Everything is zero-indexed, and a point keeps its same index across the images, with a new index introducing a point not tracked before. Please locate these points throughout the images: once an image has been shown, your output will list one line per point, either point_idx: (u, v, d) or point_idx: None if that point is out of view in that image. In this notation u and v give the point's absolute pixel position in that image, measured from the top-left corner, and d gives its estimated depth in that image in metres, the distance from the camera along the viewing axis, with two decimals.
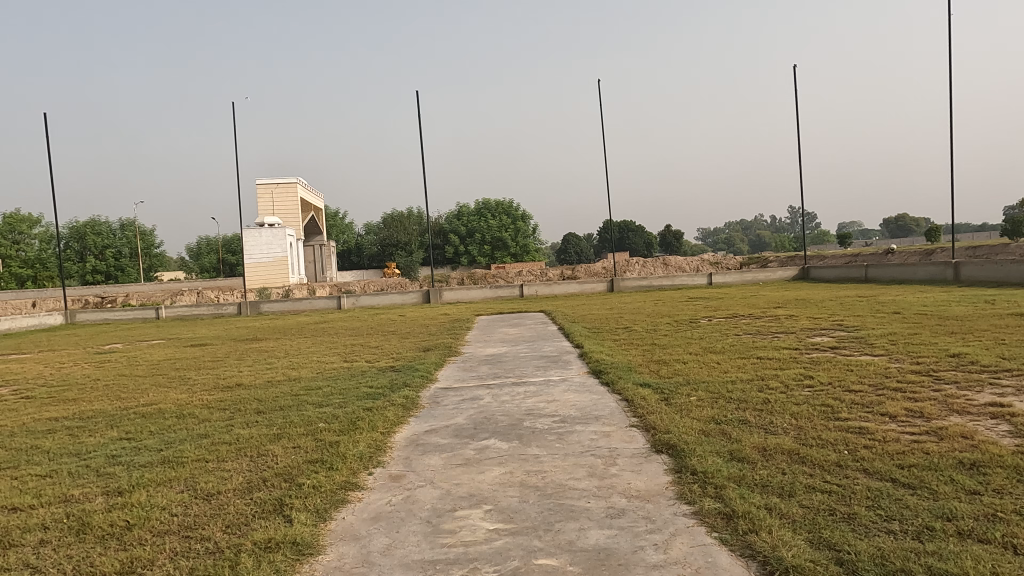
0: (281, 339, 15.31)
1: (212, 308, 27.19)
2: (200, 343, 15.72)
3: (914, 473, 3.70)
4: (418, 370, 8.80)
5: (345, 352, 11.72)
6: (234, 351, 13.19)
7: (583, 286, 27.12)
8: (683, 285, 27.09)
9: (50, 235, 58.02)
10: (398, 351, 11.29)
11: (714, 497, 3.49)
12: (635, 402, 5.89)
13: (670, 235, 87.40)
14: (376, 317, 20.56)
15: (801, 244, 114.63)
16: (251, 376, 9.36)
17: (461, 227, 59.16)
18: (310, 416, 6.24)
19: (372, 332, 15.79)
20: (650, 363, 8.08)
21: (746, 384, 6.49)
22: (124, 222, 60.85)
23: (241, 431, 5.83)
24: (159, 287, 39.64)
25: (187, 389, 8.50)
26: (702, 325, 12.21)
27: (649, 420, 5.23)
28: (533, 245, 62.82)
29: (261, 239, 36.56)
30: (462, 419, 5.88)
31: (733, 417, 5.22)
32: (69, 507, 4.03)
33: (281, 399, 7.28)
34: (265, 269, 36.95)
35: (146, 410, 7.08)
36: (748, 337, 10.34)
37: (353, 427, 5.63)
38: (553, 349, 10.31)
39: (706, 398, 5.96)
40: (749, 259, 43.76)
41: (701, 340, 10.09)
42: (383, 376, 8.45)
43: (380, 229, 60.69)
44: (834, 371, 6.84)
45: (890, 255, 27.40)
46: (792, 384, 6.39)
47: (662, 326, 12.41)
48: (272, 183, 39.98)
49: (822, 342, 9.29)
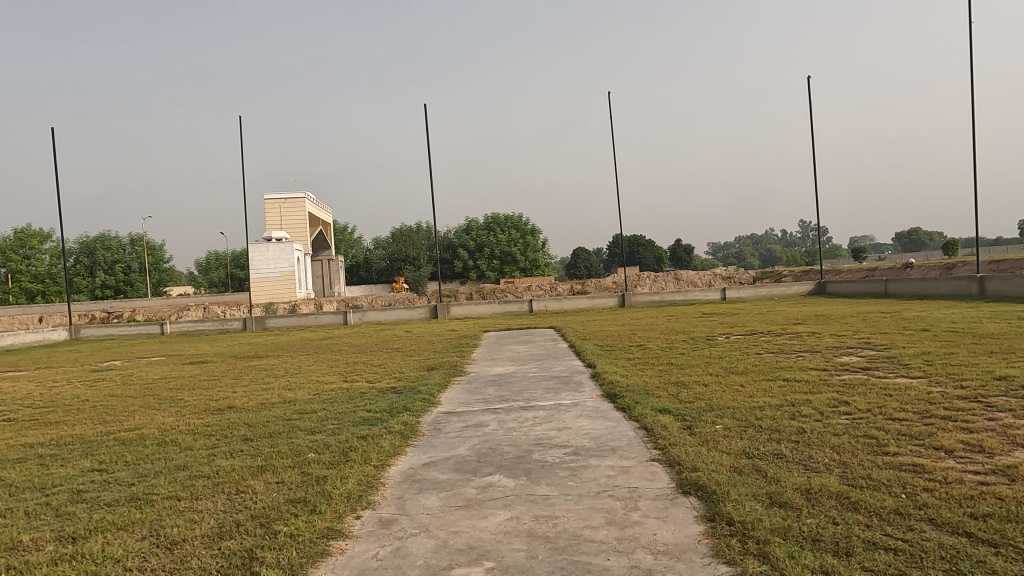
0: (282, 357, 14.87)
1: (217, 323, 26.88)
2: (200, 360, 15.28)
3: (993, 527, 3.14)
4: (421, 391, 8.29)
5: (346, 371, 11.23)
6: (232, 369, 12.73)
7: (594, 301, 26.60)
8: (695, 300, 26.52)
9: (59, 250, 58.18)
10: (401, 370, 10.78)
11: (758, 557, 2.94)
12: (655, 432, 5.34)
13: (680, 249, 86.63)
14: (382, 333, 20.07)
15: (812, 258, 113.88)
16: (246, 397, 8.89)
17: (470, 241, 58.88)
18: (299, 445, 5.73)
19: (376, 349, 15.29)
20: (668, 386, 7.52)
21: (776, 411, 5.91)
22: (134, 238, 60.92)
23: (222, 463, 5.33)
24: (165, 303, 39.38)
25: (176, 412, 8.02)
26: (719, 343, 11.63)
27: (673, 454, 4.68)
28: (543, 259, 62.41)
29: (268, 254, 36.40)
30: (465, 449, 5.35)
31: (766, 451, 4.65)
32: (13, 558, 3.52)
33: (271, 424, 6.77)
34: (271, 284, 36.67)
35: (127, 437, 6.60)
36: (771, 356, 9.74)
37: (344, 458, 5.12)
38: (563, 369, 9.78)
39: (734, 427, 5.39)
40: (763, 273, 43.13)
41: (720, 359, 9.49)
42: (383, 399, 7.94)
43: (388, 244, 60.22)
44: (871, 396, 6.26)
45: (909, 270, 26.76)
46: (826, 411, 5.81)
47: (678, 345, 11.84)
48: (280, 197, 39.83)
49: (851, 362, 8.69)
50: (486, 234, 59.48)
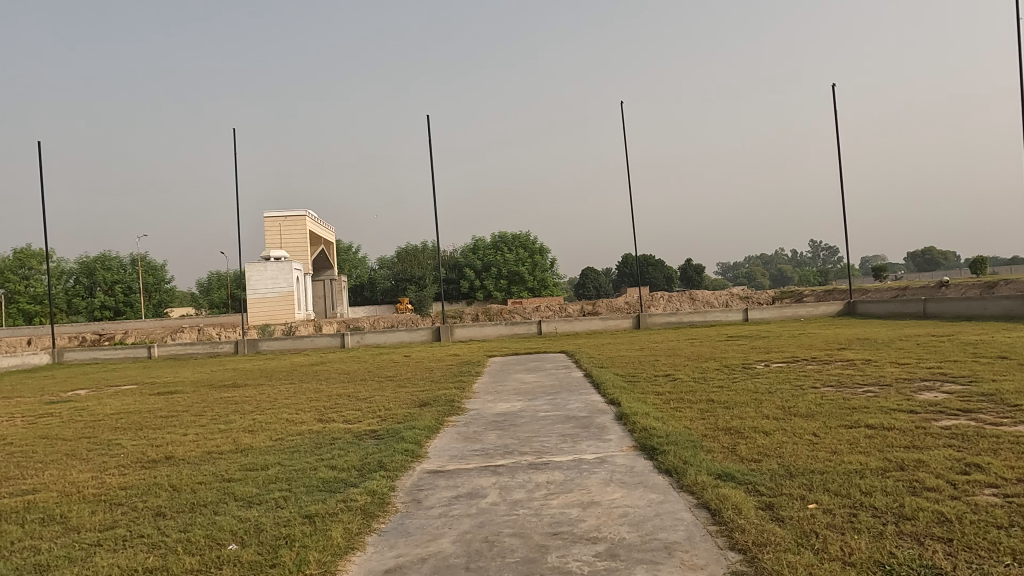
0: (263, 386, 13.28)
1: (207, 347, 25.40)
2: (171, 390, 13.69)
3: None
4: (406, 437, 6.66)
5: (325, 406, 9.61)
6: (199, 402, 11.12)
7: (607, 322, 24.94)
8: (716, 321, 24.81)
9: (59, 270, 57.24)
10: (388, 406, 9.15)
11: None
12: (727, 518, 3.69)
13: (690, 269, 85.12)
14: (378, 358, 18.45)
15: (824, 279, 111.84)
16: (194, 443, 7.29)
17: (477, 260, 57.44)
18: (222, 528, 4.11)
19: (367, 377, 13.66)
20: (719, 435, 5.86)
21: (887, 481, 4.25)
22: (133, 258, 59.70)
23: (101, 560, 3.73)
24: (159, 324, 37.90)
25: (100, 465, 6.41)
26: (762, 374, 9.94)
27: (767, 566, 3.03)
28: (552, 279, 60.88)
29: (266, 273, 35.05)
30: (448, 540, 3.71)
31: (915, 564, 3.01)
32: None
33: (202, 489, 5.16)
34: (269, 305, 35.20)
35: (11, 507, 5.00)
36: (831, 390, 8.05)
37: (271, 561, 3.49)
38: (580, 406, 8.12)
39: (838, 511, 3.75)
40: (782, 293, 41.42)
41: (772, 396, 7.81)
42: (356, 449, 6.31)
43: (393, 263, 58.95)
44: (1010, 458, 4.59)
45: (945, 289, 25.03)
46: (960, 482, 4.14)
47: (712, 375, 10.16)
48: (280, 216, 38.55)
49: (941, 400, 6.99)
50: (494, 253, 58.07)
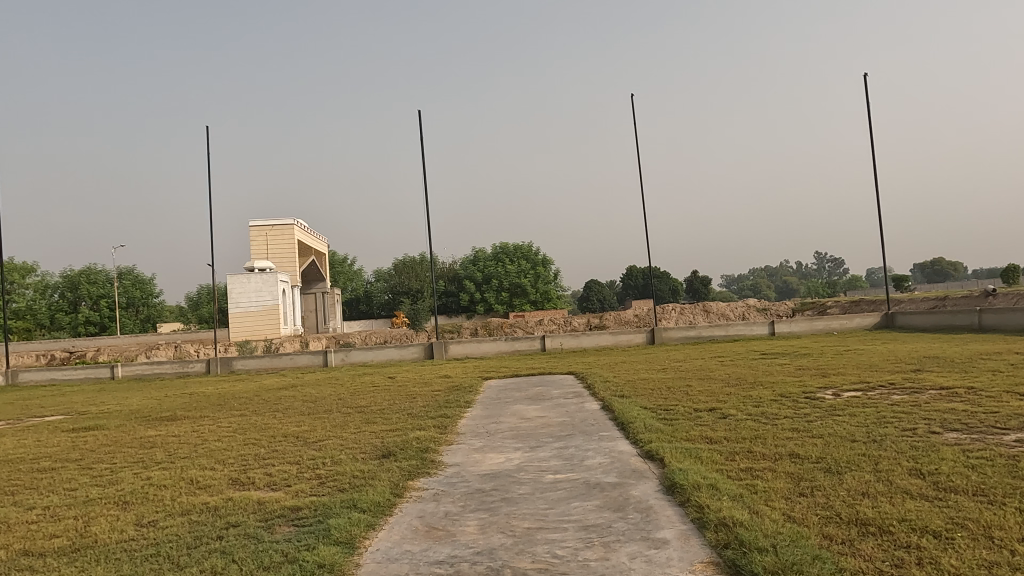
0: (205, 419, 10.86)
1: (176, 366, 23.05)
2: (96, 423, 11.26)
3: None
4: (337, 529, 4.19)
5: (257, 456, 7.15)
6: (107, 445, 8.69)
7: (617, 338, 22.56)
8: (738, 336, 22.40)
9: (43, 284, 55.25)
10: (339, 457, 6.69)
11: None
12: None
13: (696, 281, 82.82)
14: (357, 381, 15.97)
15: (833, 289, 109.54)
16: (25, 529, 4.83)
17: (477, 272, 55.12)
18: None
19: (333, 408, 11.18)
20: (856, 540, 3.43)
21: None
22: (120, 272, 57.48)
23: None
24: (135, 341, 35.47)
25: None
26: (841, 410, 7.46)
27: None
28: (556, 291, 58.40)
29: (249, 286, 32.78)
30: None
31: None
32: None
33: None
34: (253, 319, 32.85)
35: None
36: (968, 440, 5.58)
37: None
38: (605, 463, 5.65)
39: None
40: (801, 304, 38.94)
41: (885, 450, 5.36)
42: (245, 555, 3.85)
43: (389, 276, 56.95)
44: None
45: (993, 299, 22.62)
46: None
47: (772, 410, 7.70)
48: (266, 225, 36.31)
49: None
50: (494, 265, 55.71)
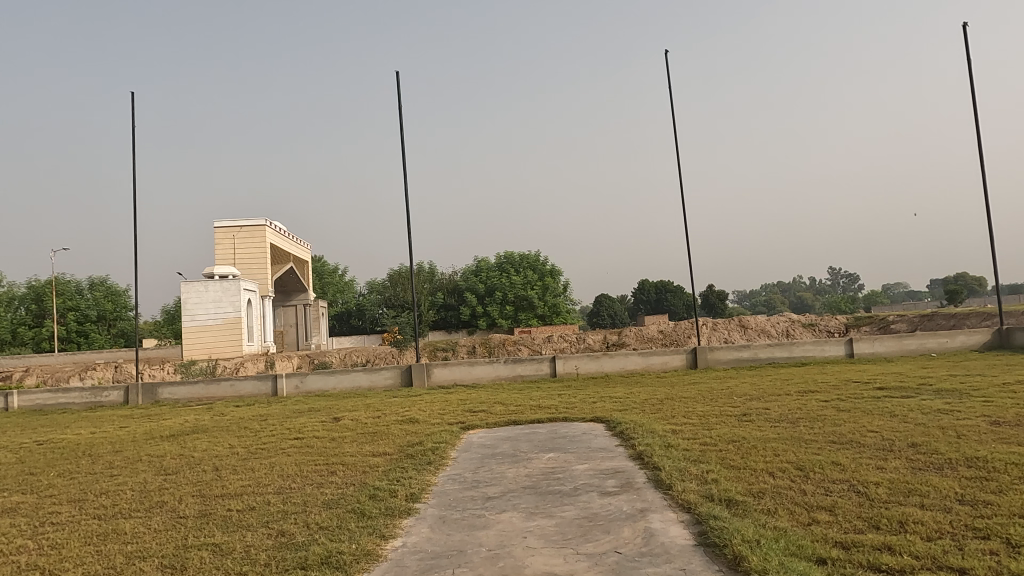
0: None
1: (86, 395, 18.12)
2: None
3: None
4: None
5: None
6: None
7: (647, 360, 17.49)
8: (806, 359, 17.25)
9: (8, 296, 50.90)
10: None
11: None
12: None
13: (713, 296, 77.42)
14: (283, 427, 10.87)
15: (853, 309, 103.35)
16: None
17: (479, 284, 50.15)
18: None
19: (176, 498, 6.09)
20: None
21: None
22: (91, 282, 52.96)
23: None
24: (75, 359, 30.38)
25: None
26: None
27: None
28: (566, 305, 53.29)
29: (207, 296, 27.83)
30: None
31: None
32: None
33: None
34: (209, 336, 27.85)
35: None
36: None
37: None
38: None
39: None
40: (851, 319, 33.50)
41: None
42: None
43: (383, 288, 52.01)
44: None
45: None
46: None
47: None
48: (232, 226, 31.44)
49: None
50: (498, 276, 50.70)
